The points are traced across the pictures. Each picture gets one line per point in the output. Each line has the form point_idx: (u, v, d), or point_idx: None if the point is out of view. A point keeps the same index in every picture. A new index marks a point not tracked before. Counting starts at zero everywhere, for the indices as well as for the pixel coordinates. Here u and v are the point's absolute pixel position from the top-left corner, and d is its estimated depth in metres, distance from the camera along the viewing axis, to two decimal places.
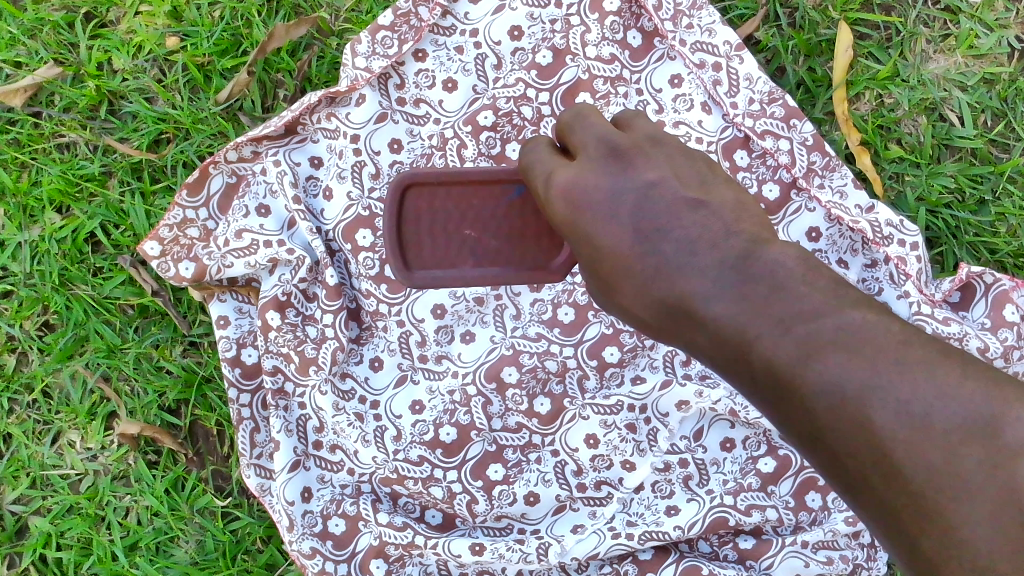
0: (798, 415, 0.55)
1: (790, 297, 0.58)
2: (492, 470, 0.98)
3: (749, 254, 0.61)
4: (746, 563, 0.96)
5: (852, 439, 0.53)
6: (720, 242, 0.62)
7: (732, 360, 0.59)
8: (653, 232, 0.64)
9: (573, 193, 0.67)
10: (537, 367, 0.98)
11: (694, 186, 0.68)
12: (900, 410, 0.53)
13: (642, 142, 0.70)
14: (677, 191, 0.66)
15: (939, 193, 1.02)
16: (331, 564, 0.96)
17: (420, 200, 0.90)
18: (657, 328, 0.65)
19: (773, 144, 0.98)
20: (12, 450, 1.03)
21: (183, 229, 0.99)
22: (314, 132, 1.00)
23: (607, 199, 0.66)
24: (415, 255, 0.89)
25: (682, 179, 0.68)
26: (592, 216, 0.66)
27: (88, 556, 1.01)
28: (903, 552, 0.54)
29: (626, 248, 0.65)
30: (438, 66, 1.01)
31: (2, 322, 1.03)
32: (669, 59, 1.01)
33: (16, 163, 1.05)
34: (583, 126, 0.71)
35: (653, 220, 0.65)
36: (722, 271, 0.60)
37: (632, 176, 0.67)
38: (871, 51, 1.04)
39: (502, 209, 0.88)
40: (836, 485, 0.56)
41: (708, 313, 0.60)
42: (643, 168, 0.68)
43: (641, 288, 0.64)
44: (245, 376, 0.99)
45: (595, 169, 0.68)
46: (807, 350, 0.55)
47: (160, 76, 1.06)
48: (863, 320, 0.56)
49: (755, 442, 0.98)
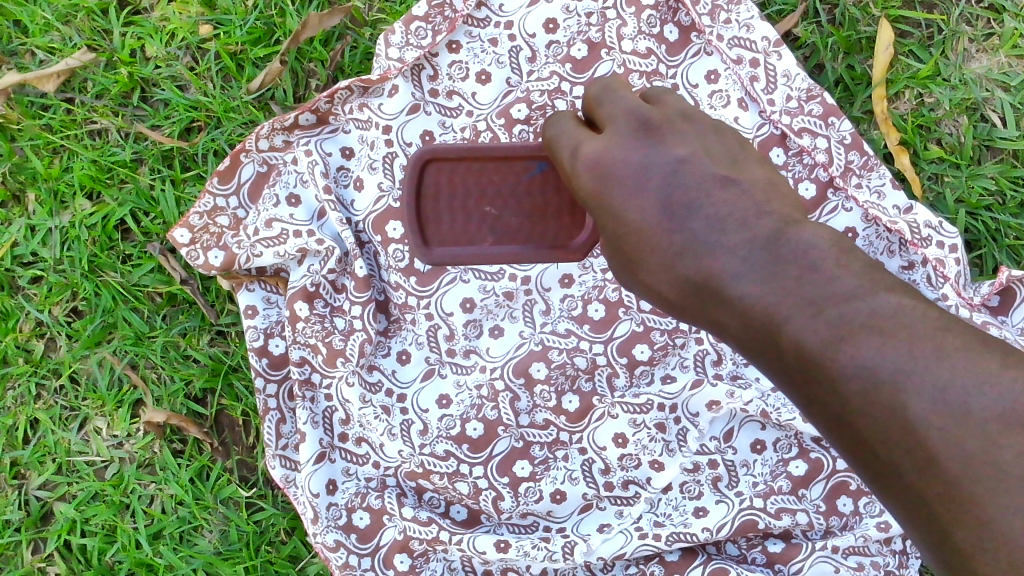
0: (827, 400, 0.53)
1: (823, 279, 0.55)
2: (519, 467, 0.97)
3: (779, 234, 0.58)
4: (775, 567, 0.94)
5: (883, 426, 0.51)
6: (749, 221, 0.59)
7: (762, 342, 0.56)
8: (681, 208, 0.61)
9: (601, 166, 0.64)
10: (566, 363, 0.97)
11: (724, 164, 0.65)
12: (935, 398, 0.50)
13: (673, 118, 0.67)
14: (707, 168, 0.63)
15: (979, 195, 1.00)
16: (355, 557, 0.95)
17: (440, 176, 0.90)
18: (680, 308, 0.62)
19: (810, 142, 0.96)
20: (38, 435, 1.03)
21: (213, 217, 0.99)
22: (345, 123, 1.00)
23: (635, 173, 0.63)
24: (434, 232, 0.90)
25: (712, 157, 0.65)
26: (618, 189, 0.63)
27: (113, 544, 1.01)
28: (933, 544, 0.51)
29: (651, 223, 0.62)
30: (471, 58, 1.00)
31: (32, 308, 1.03)
32: (706, 54, 0.99)
33: (49, 148, 1.05)
34: (611, 99, 0.68)
35: (682, 196, 0.62)
36: (752, 250, 0.58)
37: (662, 151, 0.64)
38: (912, 49, 1.02)
39: (523, 186, 0.89)
40: (864, 473, 0.53)
41: (737, 293, 0.57)
42: (674, 144, 0.65)
43: (666, 266, 0.61)
44: (272, 366, 0.99)
45: (624, 145, 0.65)
46: (839, 332, 0.52)
47: (192, 64, 1.05)
48: (901, 304, 0.53)
49: (786, 444, 0.96)
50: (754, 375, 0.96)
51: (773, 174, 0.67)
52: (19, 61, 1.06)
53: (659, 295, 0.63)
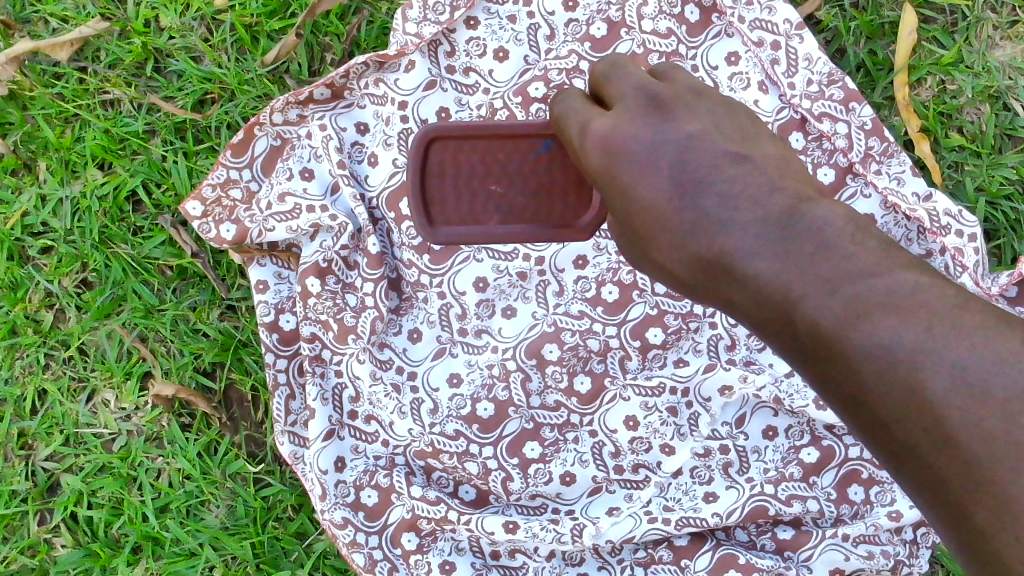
0: (842, 379, 0.50)
1: (837, 256, 0.52)
2: (529, 448, 0.97)
3: (793, 210, 0.55)
4: (784, 554, 0.94)
5: (899, 405, 0.48)
6: (762, 198, 0.56)
7: (776, 322, 0.53)
8: (691, 184, 0.58)
9: (611, 143, 0.61)
10: (579, 345, 0.97)
11: (735, 141, 0.62)
12: (954, 376, 0.48)
13: (683, 93, 0.64)
14: (719, 144, 0.60)
15: (1000, 184, 0.99)
16: (362, 535, 0.95)
17: (446, 153, 0.79)
18: (693, 289, 0.59)
19: (830, 128, 0.95)
20: (45, 407, 1.02)
21: (225, 190, 0.98)
22: (361, 98, 0.99)
23: (646, 149, 0.60)
24: (438, 210, 0.79)
25: (723, 132, 0.62)
26: (628, 165, 0.60)
27: (119, 517, 1.01)
28: (952, 528, 0.48)
29: (661, 199, 0.59)
30: (489, 35, 0.99)
31: (41, 278, 1.02)
32: (726, 36, 0.98)
33: (60, 117, 1.04)
34: (620, 77, 0.65)
35: (693, 171, 0.59)
36: (764, 226, 0.55)
37: (673, 126, 0.61)
38: (935, 35, 1.00)
39: (529, 163, 0.78)
40: (881, 456, 0.51)
41: (750, 270, 0.54)
42: (684, 119, 0.62)
43: (678, 243, 0.58)
44: (283, 342, 0.98)
45: (635, 120, 0.62)
46: (855, 310, 0.50)
47: (208, 35, 1.04)
48: (918, 282, 0.51)
49: (798, 431, 0.96)
50: (768, 362, 0.95)
51: (787, 152, 0.64)
52: (31, 29, 1.04)
53: (670, 274, 0.60)
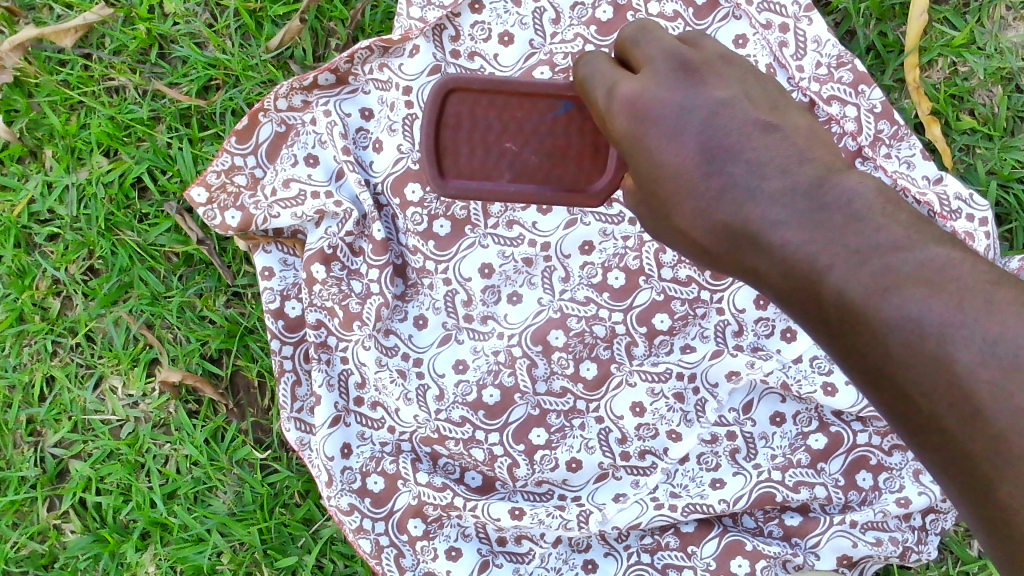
0: (868, 352, 0.49)
1: (867, 229, 0.50)
2: (535, 434, 0.96)
3: (824, 180, 0.52)
4: (791, 540, 0.94)
5: (924, 379, 0.47)
6: (793, 168, 0.53)
7: (800, 294, 0.51)
8: (721, 152, 0.53)
9: (639, 105, 0.55)
10: (584, 331, 0.96)
11: (764, 109, 0.57)
12: (985, 350, 0.47)
13: (714, 59, 0.59)
14: (748, 111, 0.55)
15: (1012, 167, 0.98)
16: (369, 521, 0.95)
17: (463, 106, 0.71)
18: (713, 259, 0.55)
19: (838, 111, 0.94)
20: (54, 393, 1.03)
21: (230, 176, 0.98)
22: (365, 83, 0.98)
23: (675, 113, 0.55)
24: (449, 161, 0.72)
25: (753, 100, 0.57)
26: (656, 130, 0.55)
27: (128, 502, 1.01)
28: (973, 499, 0.48)
29: (690, 167, 0.54)
30: (494, 19, 0.98)
31: (48, 266, 1.03)
32: (734, 18, 0.97)
33: (65, 104, 1.04)
34: (647, 40, 0.59)
35: (724, 138, 0.54)
36: (795, 198, 0.51)
37: (702, 92, 0.56)
38: (947, 16, 0.99)
39: (547, 124, 0.71)
40: (904, 429, 0.50)
41: (779, 241, 0.51)
42: (714, 85, 0.57)
43: (701, 212, 0.54)
44: (288, 329, 0.98)
45: (663, 84, 0.56)
46: (884, 281, 0.48)
47: (211, 21, 1.04)
48: (948, 258, 0.49)
49: (806, 417, 0.95)
50: (776, 348, 0.95)
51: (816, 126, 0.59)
52: (36, 16, 1.04)
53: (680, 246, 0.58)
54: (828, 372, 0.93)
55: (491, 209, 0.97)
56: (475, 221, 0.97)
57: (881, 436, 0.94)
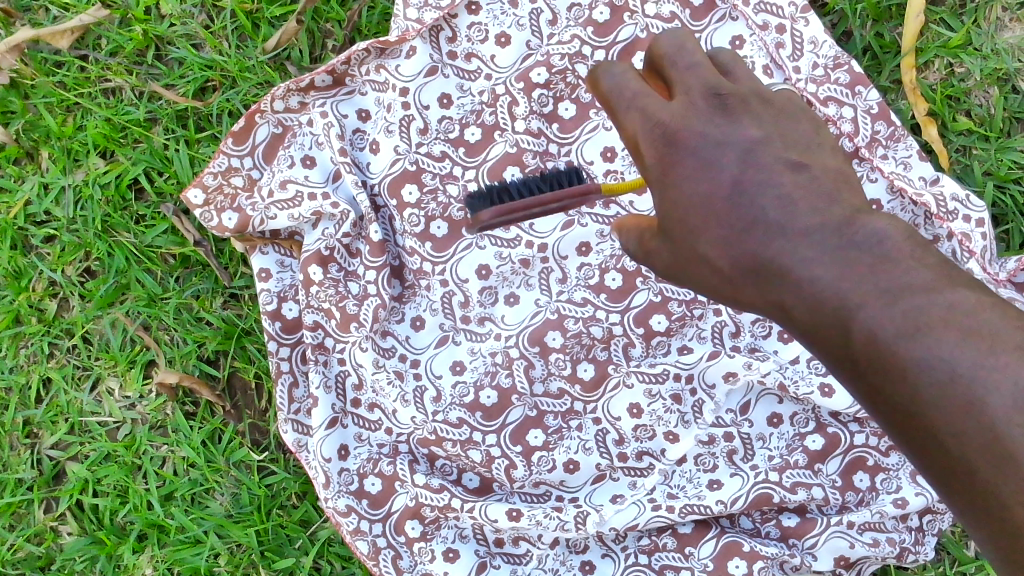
0: (896, 394, 0.48)
1: (897, 269, 0.49)
2: (532, 436, 0.96)
3: (852, 220, 0.51)
4: (789, 541, 0.94)
5: (954, 421, 0.47)
6: (823, 207, 0.51)
7: (828, 333, 0.50)
8: (750, 187, 0.51)
9: (675, 133, 0.52)
10: (582, 332, 0.96)
11: (799, 147, 0.53)
12: (1017, 395, 0.46)
13: (749, 89, 0.54)
14: (781, 149, 0.52)
15: (1008, 168, 0.98)
16: (366, 523, 0.95)
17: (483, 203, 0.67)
18: (735, 299, 0.53)
19: (835, 112, 0.93)
20: (51, 395, 1.02)
21: (227, 178, 0.98)
22: (362, 84, 0.99)
23: (707, 143, 0.52)
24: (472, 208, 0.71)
25: (789, 137, 0.53)
26: (686, 159, 0.52)
27: (125, 504, 1.01)
28: (1002, 540, 0.48)
29: (717, 201, 0.52)
30: (492, 20, 0.98)
31: (44, 267, 1.02)
32: (731, 20, 0.97)
33: (62, 106, 1.04)
34: (680, 57, 0.54)
35: (755, 171, 0.52)
36: (823, 237, 0.50)
37: (735, 123, 0.52)
38: (943, 17, 0.99)
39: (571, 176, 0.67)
40: (931, 473, 0.50)
41: (808, 278, 0.50)
42: (749, 118, 0.53)
43: (726, 248, 0.52)
44: (285, 330, 0.98)
45: (695, 109, 0.52)
46: (915, 323, 0.48)
47: (208, 22, 1.04)
48: (976, 302, 0.49)
49: (803, 419, 0.95)
50: (772, 349, 0.95)
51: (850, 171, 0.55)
52: (32, 17, 1.04)
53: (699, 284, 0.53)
54: (824, 373, 0.93)
55: None
56: (473, 222, 0.97)
57: (877, 438, 0.94)
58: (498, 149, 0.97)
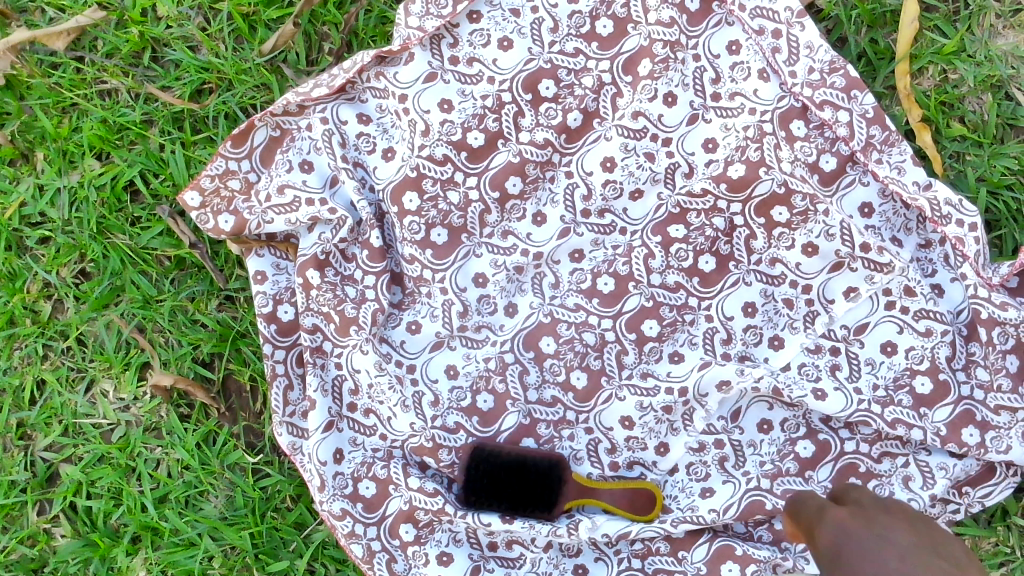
0: None
1: None
2: (525, 443, 0.96)
3: (925, 547, 0.70)
4: (781, 545, 0.94)
5: None
6: (911, 542, 0.71)
7: None
8: (871, 555, 0.69)
9: (837, 550, 0.73)
10: (574, 339, 0.97)
11: (922, 538, 0.72)
12: None
13: (878, 514, 0.77)
14: (903, 534, 0.72)
15: (1001, 174, 0.98)
16: (361, 526, 0.94)
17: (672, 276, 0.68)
18: None
19: (831, 116, 0.94)
20: (45, 397, 1.02)
21: (224, 181, 0.98)
22: (362, 91, 0.99)
23: (876, 545, 0.71)
24: None
25: (914, 533, 0.73)
26: (852, 560, 0.70)
27: (118, 507, 1.00)
28: None
29: (869, 557, 0.69)
30: (493, 26, 0.99)
31: (39, 269, 1.02)
32: (727, 25, 0.98)
33: (58, 107, 1.04)
34: (832, 522, 0.78)
35: (865, 552, 0.70)
36: (901, 559, 0.67)
37: (880, 531, 0.73)
38: (937, 24, 1.00)
39: None
40: None
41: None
42: (893, 527, 0.74)
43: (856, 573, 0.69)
44: (281, 333, 0.98)
45: (863, 525, 0.74)
46: None
47: (205, 25, 1.04)
48: None
49: (794, 424, 0.96)
50: (763, 356, 0.96)
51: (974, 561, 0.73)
52: (28, 18, 1.04)
53: None
54: (816, 378, 0.94)
55: (487, 219, 0.98)
56: (471, 229, 0.98)
57: (869, 444, 0.95)
58: (501, 158, 0.98)
